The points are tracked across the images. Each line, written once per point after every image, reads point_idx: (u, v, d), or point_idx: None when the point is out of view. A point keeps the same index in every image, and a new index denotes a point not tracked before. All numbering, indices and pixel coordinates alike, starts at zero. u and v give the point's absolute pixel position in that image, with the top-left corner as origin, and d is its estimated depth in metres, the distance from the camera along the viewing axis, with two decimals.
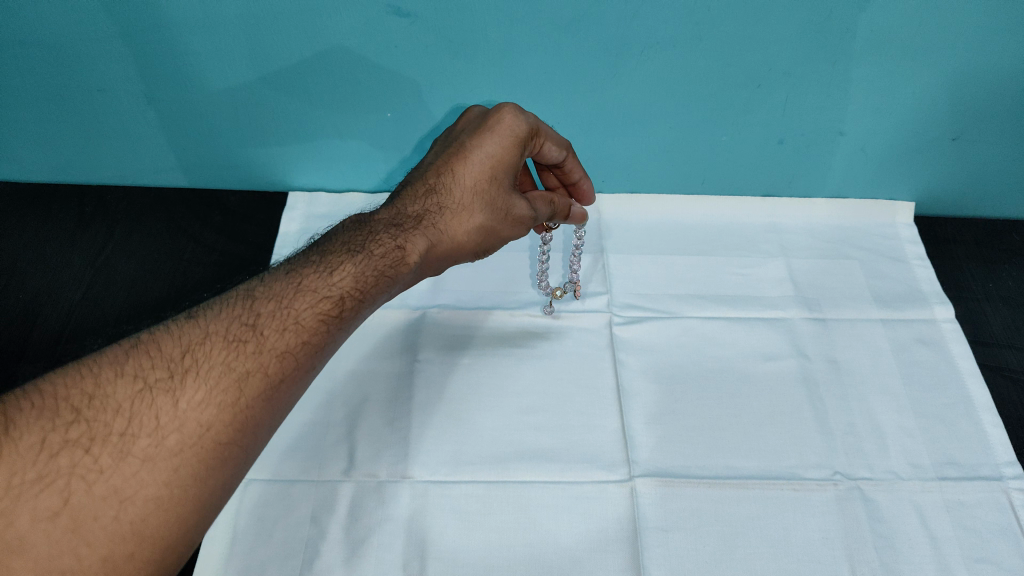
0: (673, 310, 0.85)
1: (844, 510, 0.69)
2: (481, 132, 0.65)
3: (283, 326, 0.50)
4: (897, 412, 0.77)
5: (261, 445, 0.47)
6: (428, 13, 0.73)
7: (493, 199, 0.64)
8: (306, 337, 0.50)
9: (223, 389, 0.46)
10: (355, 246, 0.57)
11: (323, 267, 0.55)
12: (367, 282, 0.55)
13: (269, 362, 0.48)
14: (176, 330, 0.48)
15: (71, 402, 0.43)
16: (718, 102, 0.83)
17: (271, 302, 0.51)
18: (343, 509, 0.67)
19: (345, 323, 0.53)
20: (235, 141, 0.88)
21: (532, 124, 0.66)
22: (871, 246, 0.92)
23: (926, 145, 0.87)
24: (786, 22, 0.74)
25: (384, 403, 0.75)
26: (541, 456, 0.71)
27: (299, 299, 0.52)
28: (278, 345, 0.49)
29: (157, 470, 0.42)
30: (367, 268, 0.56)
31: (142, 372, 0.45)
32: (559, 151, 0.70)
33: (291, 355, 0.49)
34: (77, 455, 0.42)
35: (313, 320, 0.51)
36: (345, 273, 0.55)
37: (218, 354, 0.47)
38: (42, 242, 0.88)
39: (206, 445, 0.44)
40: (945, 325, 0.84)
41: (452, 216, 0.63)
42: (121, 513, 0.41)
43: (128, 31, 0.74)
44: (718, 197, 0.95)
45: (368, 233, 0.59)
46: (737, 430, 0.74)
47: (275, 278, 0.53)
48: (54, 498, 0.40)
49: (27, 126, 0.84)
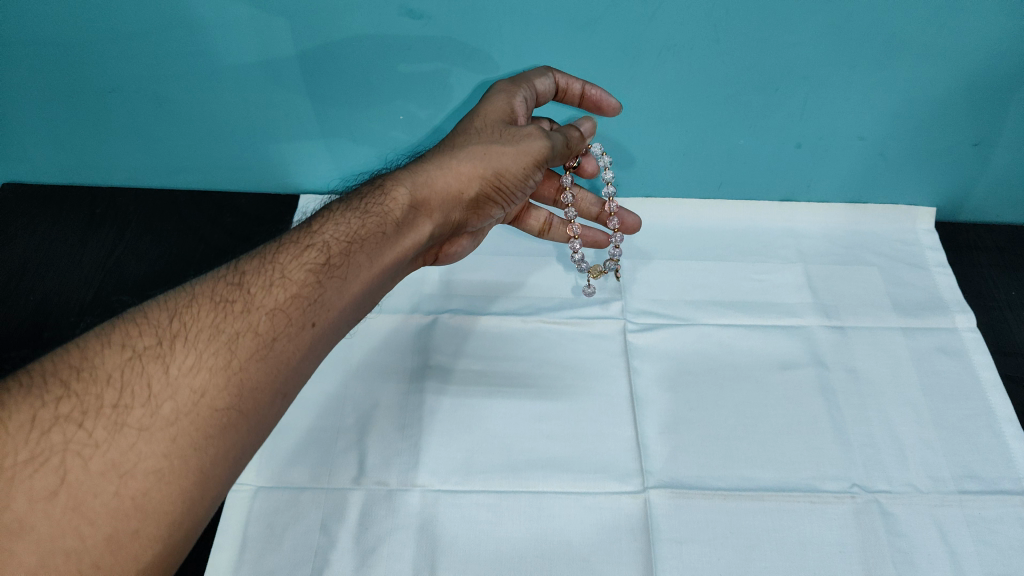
0: (689, 317, 0.83)
1: (862, 524, 0.68)
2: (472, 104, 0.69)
3: (270, 283, 0.52)
4: (916, 423, 0.75)
5: (267, 411, 0.48)
6: (442, 15, 0.72)
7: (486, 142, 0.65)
8: (295, 290, 0.52)
9: (215, 351, 0.47)
10: (347, 209, 0.59)
11: (311, 228, 0.57)
12: (355, 232, 0.57)
13: (258, 319, 0.49)
14: (164, 298, 0.50)
15: (60, 376, 0.44)
16: (736, 105, 0.81)
17: (258, 264, 0.53)
18: (353, 517, 0.67)
19: (337, 271, 0.54)
20: (248, 142, 0.87)
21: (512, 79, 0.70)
22: (890, 252, 0.91)
23: (947, 150, 0.86)
24: (807, 25, 0.72)
25: (396, 408, 0.74)
26: (554, 465, 0.70)
27: (285, 256, 0.54)
28: (266, 301, 0.50)
29: (154, 441, 0.43)
30: (356, 222, 0.58)
31: (130, 342, 0.47)
32: (549, 81, 0.71)
33: (282, 310, 0.50)
34: (70, 431, 0.42)
35: (300, 271, 0.53)
36: (335, 228, 0.57)
37: (206, 316, 0.49)
38: (53, 244, 0.87)
39: (203, 411, 0.45)
40: (967, 334, 0.82)
41: (449, 163, 0.63)
42: (120, 488, 0.42)
43: (140, 33, 0.73)
44: (735, 202, 0.94)
45: (359, 196, 0.62)
46: (753, 441, 0.73)
47: (265, 247, 0.56)
48: (51, 478, 0.41)
49: (37, 126, 0.84)
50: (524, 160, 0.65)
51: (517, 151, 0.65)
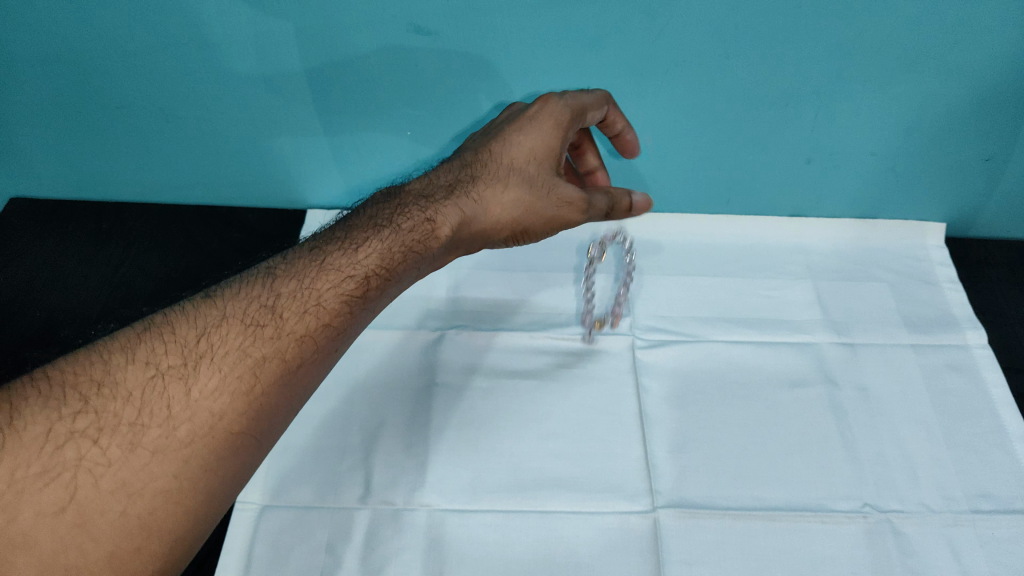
0: (697, 334, 0.83)
1: (874, 545, 0.67)
2: (521, 119, 0.66)
3: (303, 308, 0.50)
4: (928, 442, 0.74)
5: (277, 437, 0.47)
6: (449, 32, 0.72)
7: (528, 176, 0.64)
8: (327, 319, 0.50)
9: (238, 375, 0.45)
10: (382, 221, 0.58)
11: (349, 243, 0.55)
12: (391, 256, 0.55)
13: (287, 346, 0.47)
14: (192, 312, 0.48)
15: (81, 390, 0.43)
16: (745, 121, 0.81)
17: (292, 282, 0.51)
18: (359, 537, 0.66)
19: (369, 303, 0.53)
20: (255, 157, 0.87)
21: (570, 102, 0.67)
22: (901, 268, 0.90)
23: (957, 166, 0.85)
24: (817, 42, 0.72)
25: (402, 426, 0.73)
26: (562, 485, 0.70)
27: (322, 277, 0.52)
28: (297, 327, 0.48)
29: (167, 462, 0.41)
30: (393, 244, 0.56)
31: (154, 359, 0.44)
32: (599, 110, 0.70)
33: (310, 339, 0.49)
34: (84, 446, 0.41)
35: (334, 299, 0.51)
36: (371, 250, 0.55)
37: (234, 338, 0.47)
38: (60, 260, 0.87)
39: (219, 436, 0.43)
40: (978, 351, 0.82)
41: (487, 187, 0.62)
42: (127, 507, 0.40)
43: (148, 49, 0.73)
44: (744, 217, 0.93)
45: (397, 205, 0.60)
46: (763, 460, 0.72)
47: (299, 255, 0.54)
48: (60, 492, 0.40)
49: (45, 141, 0.84)
50: (557, 222, 0.66)
51: (554, 217, 0.65)
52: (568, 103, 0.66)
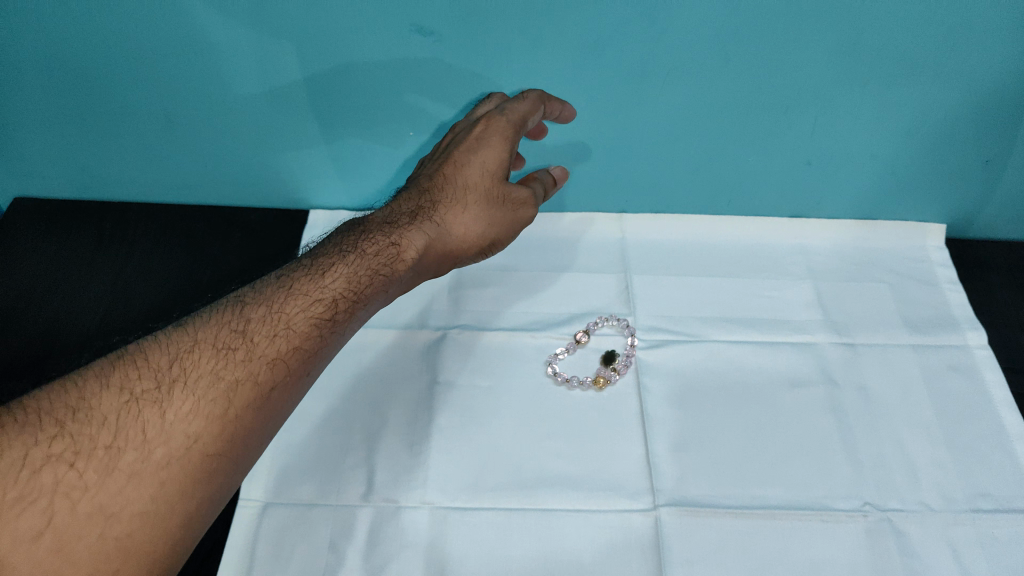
0: (699, 334, 0.83)
1: (874, 544, 0.67)
2: (471, 139, 0.70)
3: (273, 332, 0.55)
4: (928, 442, 0.74)
5: (251, 454, 0.53)
6: (451, 34, 0.72)
7: (483, 199, 0.69)
8: (296, 343, 0.56)
9: (212, 399, 0.51)
10: (348, 248, 0.64)
11: (316, 269, 0.61)
12: (356, 280, 0.61)
13: (258, 369, 0.53)
14: (165, 339, 0.53)
15: (57, 416, 0.47)
16: (744, 123, 0.81)
17: (262, 307, 0.57)
18: (362, 534, 0.66)
19: (337, 325, 0.59)
20: (257, 159, 0.87)
21: (517, 117, 0.70)
22: (901, 269, 0.91)
23: (956, 168, 0.86)
24: (815, 45, 0.72)
25: (405, 425, 0.74)
26: (564, 483, 0.70)
27: (290, 303, 0.58)
28: (267, 351, 0.54)
29: (143, 484, 0.47)
30: (358, 269, 0.62)
31: (128, 384, 0.50)
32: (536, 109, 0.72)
33: (281, 362, 0.55)
34: (61, 471, 0.46)
35: (303, 322, 0.57)
36: (337, 275, 0.61)
37: (207, 363, 0.52)
38: (63, 261, 0.88)
39: (194, 457, 0.49)
40: (978, 352, 0.82)
41: (446, 214, 0.69)
42: (105, 529, 0.45)
43: (152, 51, 0.74)
44: (745, 218, 0.94)
45: (361, 234, 0.65)
46: (763, 459, 0.73)
47: (267, 283, 0.59)
48: (37, 518, 0.44)
49: (49, 143, 0.84)
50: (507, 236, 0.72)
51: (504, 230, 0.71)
52: (516, 119, 0.70)
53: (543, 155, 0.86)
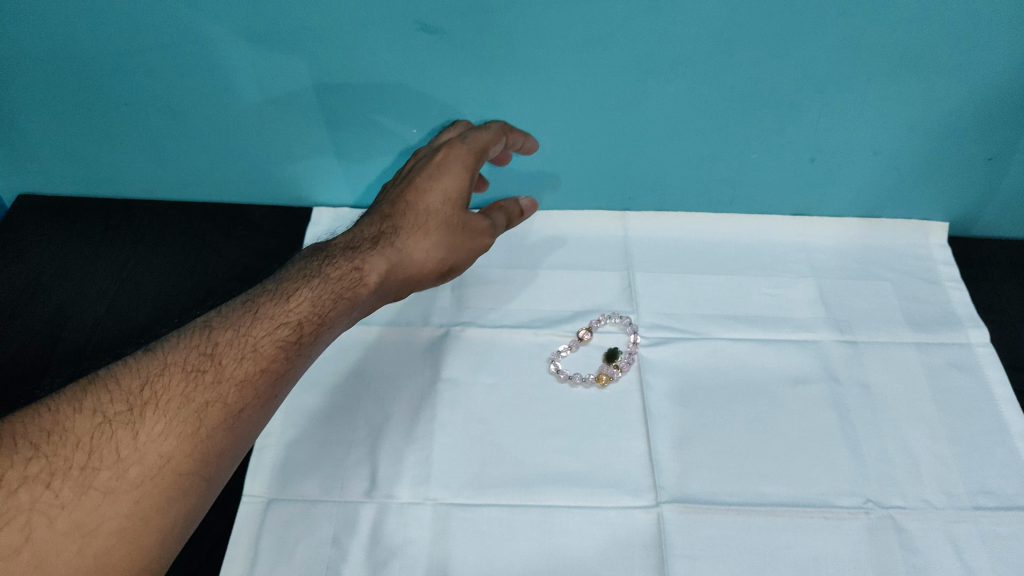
0: (701, 331, 0.83)
1: (876, 540, 0.67)
2: (434, 166, 0.70)
3: (240, 355, 0.58)
4: (931, 439, 0.74)
5: (222, 471, 0.56)
6: (455, 30, 0.72)
7: (446, 224, 0.70)
8: (264, 364, 0.58)
9: (183, 419, 0.53)
10: (310, 272, 0.64)
11: (280, 293, 0.62)
12: (321, 303, 0.62)
13: (227, 390, 0.56)
14: (136, 363, 0.56)
15: (33, 438, 0.50)
16: (748, 120, 0.81)
17: (229, 331, 0.59)
18: (365, 530, 0.67)
19: (301, 347, 0.60)
20: (261, 155, 0.87)
21: (478, 146, 0.71)
22: (903, 267, 0.91)
23: (960, 165, 0.86)
24: (819, 41, 0.73)
25: (408, 421, 0.74)
26: (566, 480, 0.70)
27: (256, 326, 0.59)
28: (235, 373, 0.57)
29: (117, 503, 0.49)
30: (321, 293, 0.63)
31: (100, 408, 0.52)
32: (498, 138, 0.74)
33: (249, 383, 0.57)
34: (37, 491, 0.48)
35: (270, 345, 0.59)
36: (301, 299, 0.62)
37: (177, 385, 0.54)
38: (67, 256, 0.88)
39: (166, 475, 0.52)
40: (980, 349, 0.82)
41: (408, 238, 0.68)
42: (83, 546, 0.48)
43: (157, 47, 0.74)
44: (747, 216, 0.94)
45: (324, 257, 0.66)
46: (766, 456, 0.73)
47: (234, 308, 0.61)
48: (15, 536, 0.46)
49: (54, 139, 0.85)
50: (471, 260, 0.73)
51: (468, 252, 0.72)
52: (477, 147, 0.71)
53: (547, 152, 0.86)
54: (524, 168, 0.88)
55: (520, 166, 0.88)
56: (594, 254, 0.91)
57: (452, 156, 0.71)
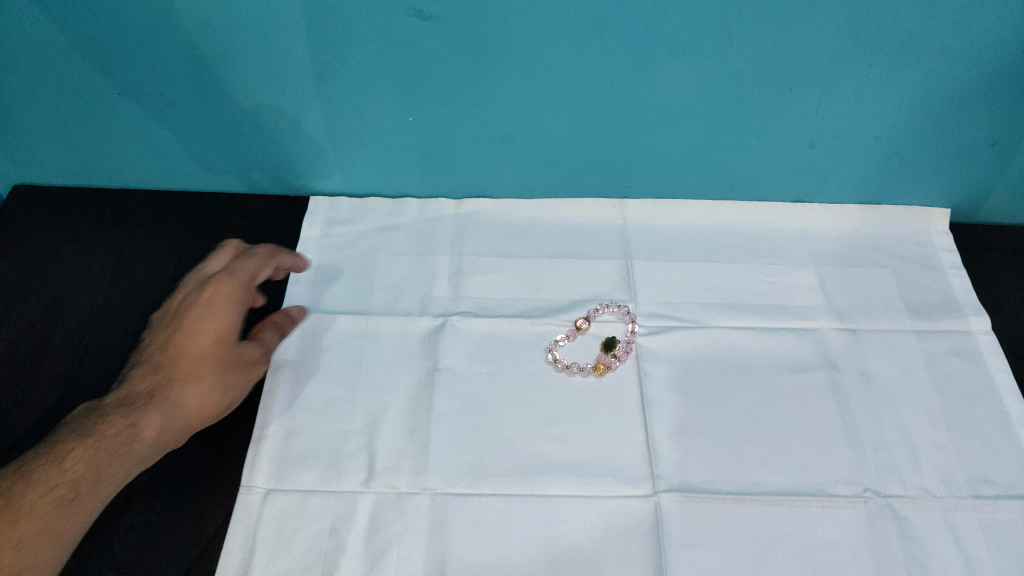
0: (699, 319, 0.83)
1: (875, 529, 0.67)
2: (202, 302, 0.74)
3: (23, 507, 0.58)
4: (930, 427, 0.74)
5: None
6: (451, 17, 0.72)
7: (214, 375, 0.71)
8: (59, 496, 0.60)
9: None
10: (83, 428, 0.64)
11: (54, 454, 0.62)
12: (100, 444, 0.63)
13: (19, 537, 0.57)
14: None
15: None
16: (746, 106, 0.81)
17: (13, 481, 0.59)
18: (362, 520, 0.67)
19: (83, 496, 0.61)
20: (256, 144, 0.86)
21: (243, 279, 0.76)
22: (904, 254, 0.90)
23: (961, 150, 0.85)
24: (818, 25, 0.72)
25: (404, 412, 0.74)
26: (564, 469, 0.70)
27: (21, 483, 0.59)
28: (18, 519, 0.58)
29: None
30: (97, 452, 0.63)
31: None
32: (257, 268, 0.78)
33: (26, 543, 0.57)
34: None
35: (42, 511, 0.59)
36: (76, 457, 0.62)
37: None
38: (65, 246, 0.88)
39: None
40: (981, 337, 0.82)
41: (180, 388, 0.69)
42: None
43: (149, 36, 0.73)
44: (747, 203, 0.93)
45: (94, 413, 0.66)
46: (764, 445, 0.73)
47: (9, 472, 0.60)
48: None
49: (48, 129, 0.84)
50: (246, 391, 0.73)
51: (245, 385, 0.73)
52: (239, 283, 0.76)
53: (544, 140, 0.85)
54: (522, 156, 0.87)
55: (518, 154, 0.87)
56: (592, 241, 0.90)
57: (221, 291, 0.75)
